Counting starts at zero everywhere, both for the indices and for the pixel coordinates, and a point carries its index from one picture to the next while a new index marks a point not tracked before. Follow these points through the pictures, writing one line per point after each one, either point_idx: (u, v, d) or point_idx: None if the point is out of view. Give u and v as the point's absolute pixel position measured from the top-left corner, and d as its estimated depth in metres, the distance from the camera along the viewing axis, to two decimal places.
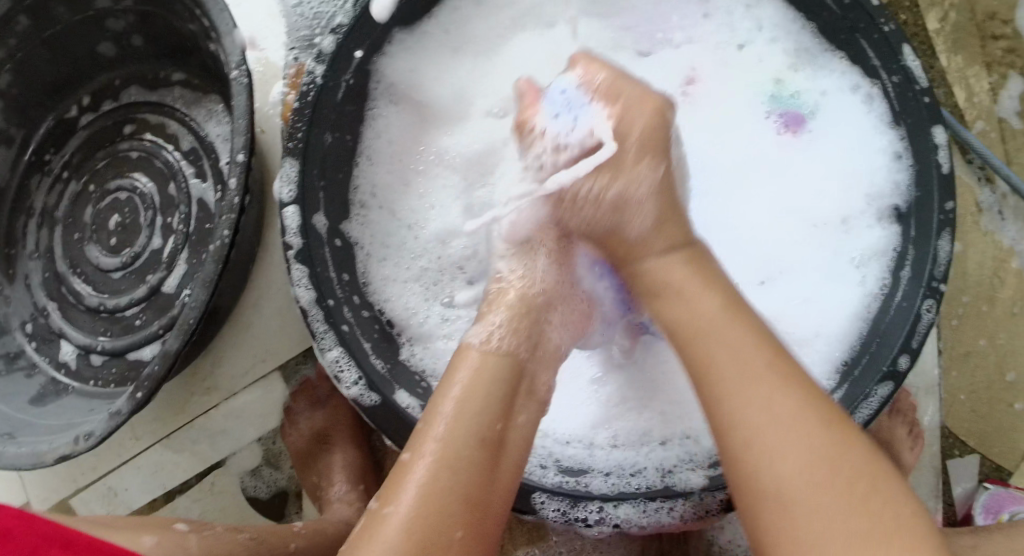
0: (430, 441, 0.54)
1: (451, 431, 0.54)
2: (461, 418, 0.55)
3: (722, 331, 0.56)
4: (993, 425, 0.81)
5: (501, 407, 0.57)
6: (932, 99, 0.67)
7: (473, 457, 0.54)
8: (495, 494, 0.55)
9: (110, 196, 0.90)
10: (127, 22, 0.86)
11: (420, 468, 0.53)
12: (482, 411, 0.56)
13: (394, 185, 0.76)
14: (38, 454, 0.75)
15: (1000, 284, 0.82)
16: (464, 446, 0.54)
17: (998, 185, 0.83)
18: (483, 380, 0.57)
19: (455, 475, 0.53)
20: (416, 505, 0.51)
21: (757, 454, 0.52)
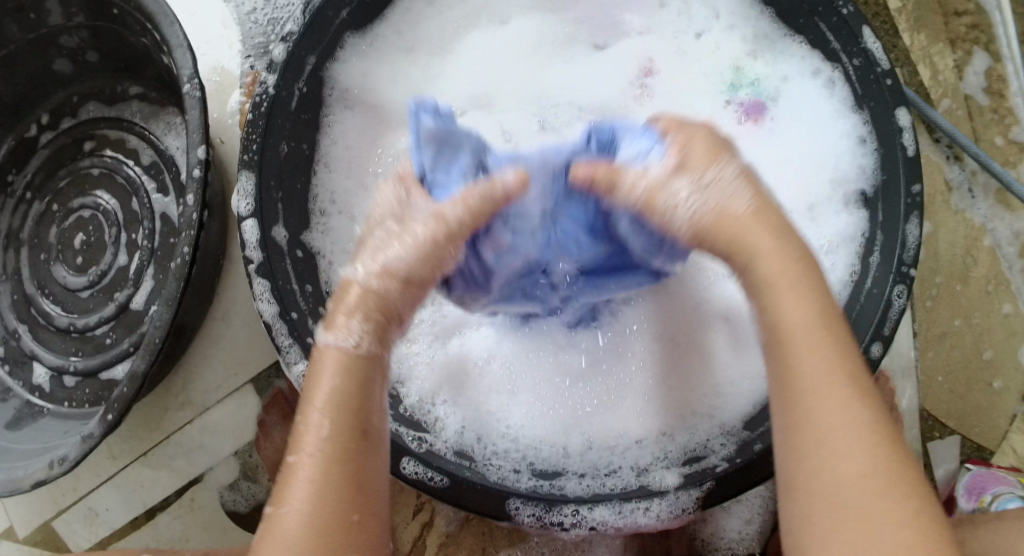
0: (311, 438, 0.50)
1: (332, 424, 0.50)
2: (332, 405, 0.50)
3: (816, 326, 0.49)
4: (972, 405, 0.80)
5: (363, 391, 0.51)
6: (894, 80, 0.66)
7: (344, 448, 0.50)
8: (374, 479, 0.51)
9: (75, 215, 0.89)
10: (81, 38, 0.85)
11: (307, 468, 0.49)
12: (357, 400, 0.51)
13: (354, 189, 0.74)
14: (14, 480, 0.74)
15: (973, 262, 0.81)
16: (338, 438, 0.50)
17: (967, 162, 0.83)
18: (342, 378, 0.51)
19: (332, 474, 0.49)
20: (308, 506, 0.48)
21: (823, 455, 0.47)
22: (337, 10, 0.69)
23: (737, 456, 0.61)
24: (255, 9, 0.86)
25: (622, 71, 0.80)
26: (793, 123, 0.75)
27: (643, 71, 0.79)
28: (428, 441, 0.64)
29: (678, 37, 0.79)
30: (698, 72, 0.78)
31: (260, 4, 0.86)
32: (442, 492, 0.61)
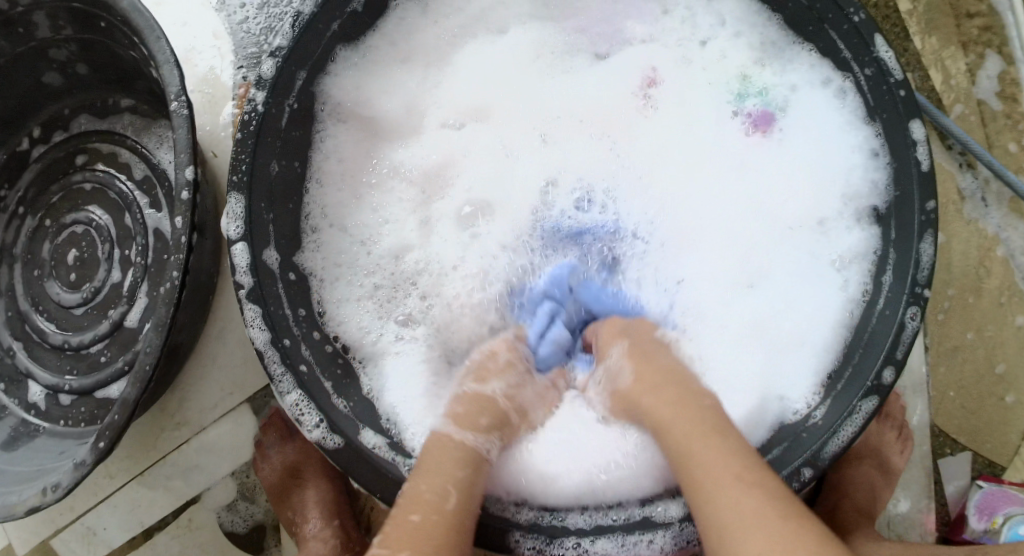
0: (429, 500, 0.55)
1: (456, 498, 0.56)
2: (431, 466, 0.58)
3: (695, 438, 0.55)
4: (983, 420, 0.79)
5: (466, 463, 0.59)
6: (908, 91, 0.63)
7: (439, 499, 0.55)
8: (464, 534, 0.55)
9: (67, 230, 0.88)
10: (70, 51, 0.83)
11: (420, 516, 0.54)
12: (474, 487, 0.58)
13: (346, 201, 0.73)
14: (9, 505, 0.73)
15: (986, 274, 0.79)
16: (431, 489, 0.55)
17: (980, 170, 0.81)
18: (446, 454, 0.59)
19: (428, 521, 0.54)
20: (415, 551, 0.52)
21: (718, 506, 0.51)
22: (327, 23, 0.66)
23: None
24: (247, 18, 0.84)
25: (624, 81, 0.77)
26: (804, 133, 0.73)
27: (647, 81, 0.77)
28: None
29: (683, 44, 0.77)
30: (701, 81, 0.76)
31: (253, 13, 0.84)
32: None
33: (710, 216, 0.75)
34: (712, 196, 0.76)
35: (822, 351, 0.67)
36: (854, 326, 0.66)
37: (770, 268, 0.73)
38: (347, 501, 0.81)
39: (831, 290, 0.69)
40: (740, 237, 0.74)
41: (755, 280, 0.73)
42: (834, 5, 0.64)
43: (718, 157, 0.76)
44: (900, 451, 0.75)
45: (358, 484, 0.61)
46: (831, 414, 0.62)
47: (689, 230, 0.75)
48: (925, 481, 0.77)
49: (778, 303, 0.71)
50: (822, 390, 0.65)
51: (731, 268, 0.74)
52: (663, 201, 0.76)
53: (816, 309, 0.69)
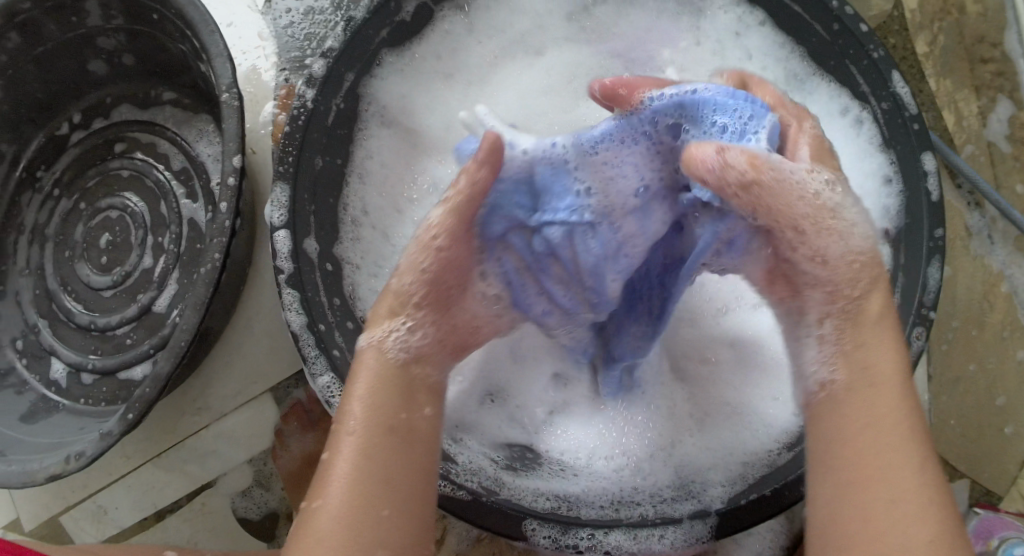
0: (347, 430, 0.56)
1: (365, 420, 0.56)
2: (376, 403, 0.57)
3: (877, 391, 0.54)
4: (983, 449, 0.81)
5: (402, 399, 0.58)
6: (921, 125, 0.67)
7: (386, 441, 0.55)
8: (418, 472, 0.56)
9: (102, 215, 0.90)
10: (118, 41, 0.86)
11: (343, 454, 0.54)
12: (388, 403, 0.57)
13: (386, 210, 0.75)
14: (28, 472, 0.74)
15: (989, 308, 0.82)
16: (376, 434, 0.55)
17: (987, 209, 0.84)
18: (386, 384, 0.58)
19: (374, 462, 0.54)
20: (338, 493, 0.53)
21: (875, 502, 0.50)
22: (377, 30, 0.69)
23: (735, 498, 0.62)
24: (292, 23, 0.85)
25: None
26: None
27: None
28: (451, 468, 0.63)
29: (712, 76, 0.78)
30: None
31: (297, 18, 0.85)
32: (456, 505, 0.61)
33: None
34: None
35: None
36: None
37: None
38: None
39: None
40: None
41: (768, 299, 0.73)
42: (856, 41, 0.68)
43: None
44: None
45: None
46: None
47: None
48: None
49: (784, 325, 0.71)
50: None
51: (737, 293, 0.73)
52: None
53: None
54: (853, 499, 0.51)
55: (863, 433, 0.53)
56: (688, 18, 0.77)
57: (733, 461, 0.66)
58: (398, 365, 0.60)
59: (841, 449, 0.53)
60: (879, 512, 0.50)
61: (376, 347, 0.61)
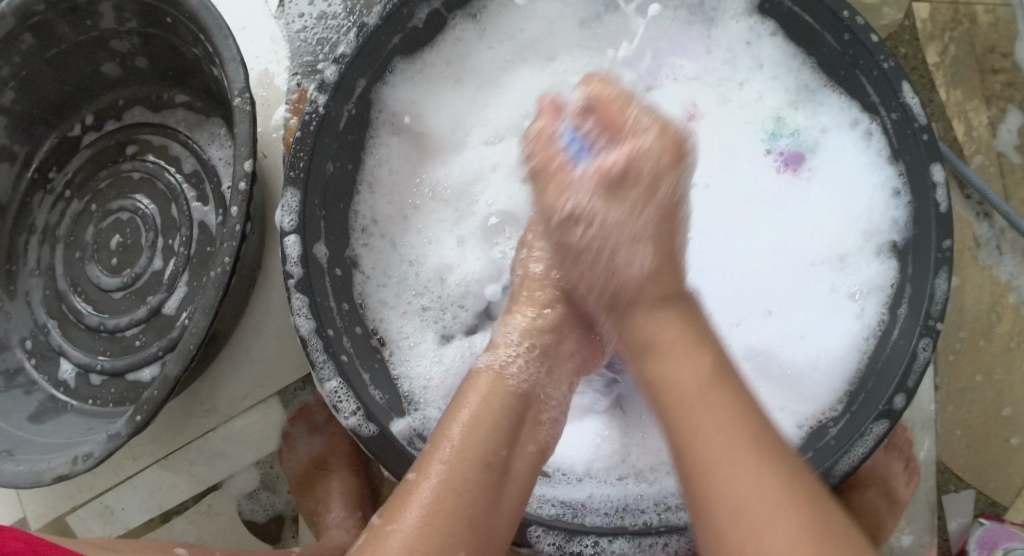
0: (436, 461, 0.57)
1: (458, 455, 0.57)
2: (477, 437, 0.58)
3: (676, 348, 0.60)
4: (989, 460, 0.81)
5: (507, 436, 0.60)
6: (931, 136, 0.65)
7: (479, 480, 0.57)
8: (500, 517, 0.57)
9: (112, 216, 0.90)
10: (130, 44, 0.87)
11: (426, 488, 0.56)
12: (489, 435, 0.59)
13: (394, 217, 0.75)
14: (36, 472, 0.75)
15: (996, 319, 0.82)
16: (470, 468, 0.57)
17: (997, 220, 0.84)
18: (495, 417, 0.60)
19: (461, 500, 0.55)
20: (418, 523, 0.54)
21: (740, 519, 0.52)
22: (389, 37, 0.69)
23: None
24: (305, 28, 0.85)
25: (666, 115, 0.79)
26: (834, 184, 0.74)
27: (687, 115, 0.79)
28: None
29: (722, 84, 0.78)
30: (739, 120, 0.78)
31: (310, 23, 0.85)
32: None
33: (744, 244, 0.76)
34: (737, 235, 0.76)
35: (838, 372, 0.69)
36: (868, 356, 0.67)
37: (794, 299, 0.73)
38: (370, 498, 0.84)
39: (849, 318, 0.70)
40: (767, 269, 0.75)
41: (776, 308, 0.74)
42: (865, 50, 0.66)
43: (744, 192, 0.77)
44: (906, 483, 0.77)
45: (389, 473, 0.63)
46: (845, 431, 0.63)
47: (723, 262, 0.76)
48: (929, 515, 0.80)
49: (793, 333, 0.72)
50: (843, 405, 0.66)
51: (746, 301, 0.75)
52: (696, 228, 0.77)
53: (826, 341, 0.71)
54: (718, 530, 0.53)
55: (699, 458, 0.55)
56: (700, 27, 0.77)
57: None
58: (515, 394, 0.62)
59: (693, 483, 0.55)
60: (748, 535, 0.51)
61: (497, 369, 0.63)
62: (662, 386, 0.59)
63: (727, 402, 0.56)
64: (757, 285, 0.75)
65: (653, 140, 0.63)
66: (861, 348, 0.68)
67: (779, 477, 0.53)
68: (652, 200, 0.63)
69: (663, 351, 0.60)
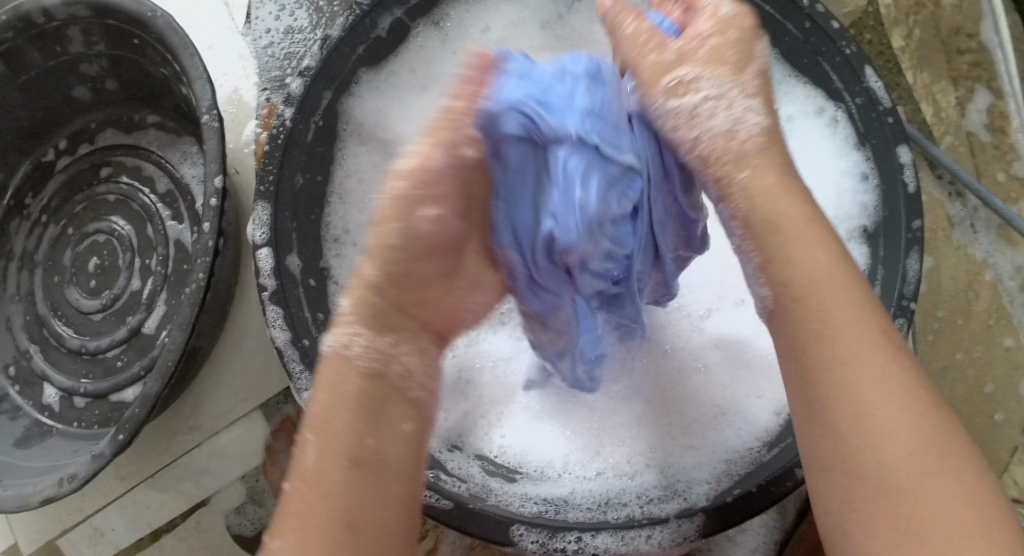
0: (305, 470, 0.49)
1: (324, 456, 0.49)
2: (333, 432, 0.50)
3: (829, 288, 0.50)
4: (975, 438, 0.81)
5: (366, 420, 0.50)
6: (896, 118, 0.67)
7: (346, 478, 0.49)
8: (384, 509, 0.49)
9: (89, 239, 0.90)
10: (100, 67, 0.87)
11: (300, 498, 0.48)
12: (348, 426, 0.50)
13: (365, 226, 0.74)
14: (23, 496, 0.75)
15: (974, 297, 0.83)
16: (339, 470, 0.49)
17: (968, 199, 0.84)
18: (345, 406, 0.50)
19: (332, 500, 0.48)
20: (299, 540, 0.47)
21: (892, 505, 0.45)
22: (354, 47, 0.70)
23: (720, 495, 0.62)
24: (272, 43, 0.85)
25: None
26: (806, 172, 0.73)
27: None
28: (439, 474, 0.64)
29: None
30: None
31: (278, 38, 0.85)
32: (443, 513, 0.62)
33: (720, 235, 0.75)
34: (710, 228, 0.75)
35: None
36: None
37: None
38: None
39: None
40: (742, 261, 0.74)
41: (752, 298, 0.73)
42: (829, 38, 0.68)
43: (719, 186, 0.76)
44: None
45: None
46: None
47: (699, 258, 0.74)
48: None
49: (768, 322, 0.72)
50: None
51: (721, 292, 0.73)
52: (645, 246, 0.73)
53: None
54: (851, 448, 0.47)
55: (839, 383, 0.48)
56: None
57: (716, 458, 0.66)
58: (368, 374, 0.51)
59: (833, 407, 0.48)
60: (878, 450, 0.46)
61: (342, 351, 0.51)
62: (788, 282, 0.51)
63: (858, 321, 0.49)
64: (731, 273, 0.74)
65: (731, 6, 0.55)
66: None
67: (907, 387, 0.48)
68: (749, 62, 0.53)
69: (807, 274, 0.50)
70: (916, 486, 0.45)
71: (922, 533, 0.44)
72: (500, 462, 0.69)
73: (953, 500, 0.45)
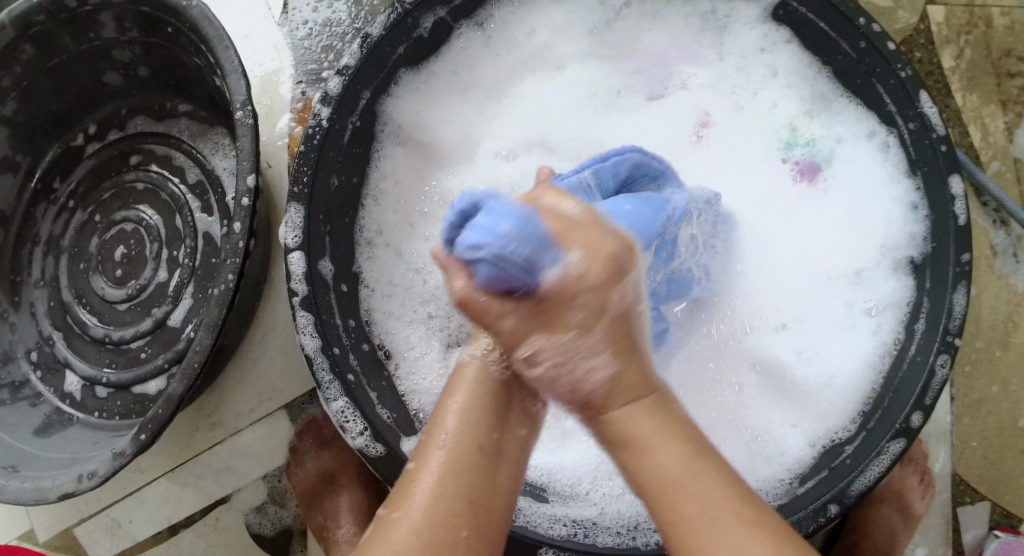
0: (434, 446, 0.51)
1: (455, 437, 0.51)
2: (466, 419, 0.52)
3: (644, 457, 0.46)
4: (1006, 472, 0.79)
5: (498, 413, 0.53)
6: (948, 146, 0.63)
7: (475, 461, 0.50)
8: (499, 495, 0.50)
9: (116, 227, 0.89)
10: (132, 54, 0.86)
11: (427, 473, 0.50)
12: (481, 417, 0.52)
13: (401, 225, 0.74)
14: (41, 490, 0.74)
15: (1014, 328, 0.81)
16: (466, 452, 0.50)
17: (1013, 228, 0.82)
18: (485, 394, 0.53)
19: (461, 476, 0.50)
20: (426, 509, 0.48)
21: None
22: (394, 46, 0.68)
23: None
24: (309, 35, 0.83)
25: (677, 126, 0.77)
26: (851, 196, 0.72)
27: (699, 123, 0.77)
28: None
29: (735, 91, 0.76)
30: (753, 128, 0.76)
31: (315, 30, 0.83)
32: None
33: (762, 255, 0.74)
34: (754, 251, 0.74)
35: (852, 392, 0.67)
36: (884, 375, 0.66)
37: (809, 314, 0.72)
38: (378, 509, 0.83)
39: (863, 335, 0.69)
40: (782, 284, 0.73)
41: (792, 321, 0.72)
42: (881, 58, 0.65)
43: (767, 207, 0.75)
44: (921, 497, 0.75)
45: None
46: (861, 450, 0.62)
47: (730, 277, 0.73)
48: (945, 529, 0.78)
49: (808, 349, 0.71)
50: (857, 424, 0.65)
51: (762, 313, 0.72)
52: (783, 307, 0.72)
53: (841, 359, 0.69)
54: None
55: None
56: (712, 33, 0.76)
57: None
58: (501, 377, 0.53)
59: None
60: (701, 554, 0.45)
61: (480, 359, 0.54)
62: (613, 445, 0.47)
63: (672, 434, 0.47)
64: (774, 297, 0.73)
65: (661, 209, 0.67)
66: (876, 367, 0.67)
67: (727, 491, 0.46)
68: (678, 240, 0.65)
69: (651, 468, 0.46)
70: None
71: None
72: (533, 479, 0.68)
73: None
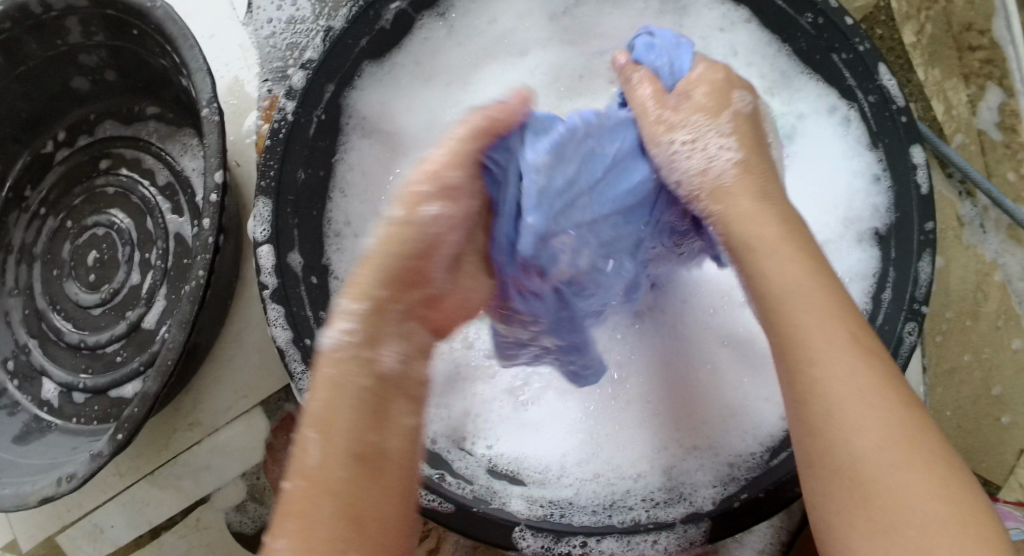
0: (302, 464, 0.48)
1: (321, 450, 0.48)
2: (332, 427, 0.48)
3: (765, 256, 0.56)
4: (981, 439, 0.80)
5: (374, 413, 0.49)
6: (909, 117, 0.65)
7: (346, 473, 0.47)
8: (388, 504, 0.48)
9: (88, 233, 0.89)
10: (99, 57, 0.86)
11: (296, 499, 0.47)
12: (351, 423, 0.48)
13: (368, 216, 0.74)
14: (21, 496, 0.74)
15: (983, 298, 0.82)
16: (335, 466, 0.47)
17: (980, 199, 0.83)
18: (357, 395, 0.49)
19: (331, 495, 0.47)
20: (298, 539, 0.45)
21: (867, 488, 0.48)
22: (357, 39, 0.68)
23: (726, 500, 0.62)
24: (274, 33, 0.84)
25: None
26: (814, 170, 0.73)
27: None
28: (444, 475, 0.64)
29: None
30: None
31: (280, 28, 0.83)
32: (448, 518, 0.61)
33: None
34: None
35: None
36: None
37: None
38: None
39: None
40: None
41: None
42: (841, 34, 0.66)
43: None
44: None
45: None
46: None
47: None
48: None
49: None
50: None
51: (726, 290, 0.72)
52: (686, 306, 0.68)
53: None
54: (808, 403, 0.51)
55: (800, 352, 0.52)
56: (671, 16, 0.76)
57: (719, 461, 0.66)
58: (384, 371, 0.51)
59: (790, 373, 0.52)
60: (850, 428, 0.49)
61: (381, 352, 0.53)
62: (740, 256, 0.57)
63: (832, 323, 0.52)
64: None
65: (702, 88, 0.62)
66: None
67: (885, 386, 0.50)
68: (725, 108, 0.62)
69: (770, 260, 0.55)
70: (902, 475, 0.47)
71: (897, 528, 0.46)
72: (502, 467, 0.68)
73: (946, 525, 0.46)
